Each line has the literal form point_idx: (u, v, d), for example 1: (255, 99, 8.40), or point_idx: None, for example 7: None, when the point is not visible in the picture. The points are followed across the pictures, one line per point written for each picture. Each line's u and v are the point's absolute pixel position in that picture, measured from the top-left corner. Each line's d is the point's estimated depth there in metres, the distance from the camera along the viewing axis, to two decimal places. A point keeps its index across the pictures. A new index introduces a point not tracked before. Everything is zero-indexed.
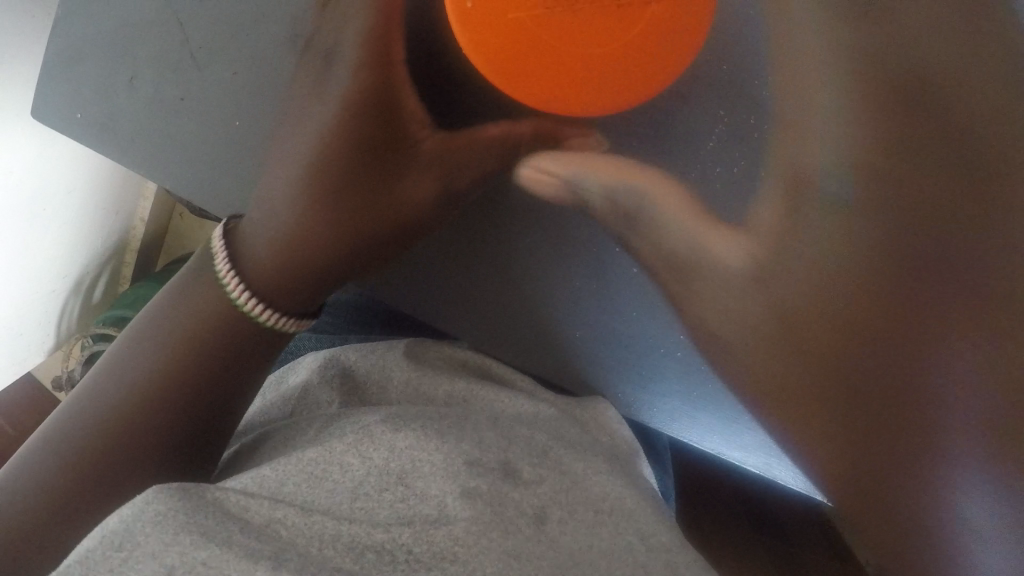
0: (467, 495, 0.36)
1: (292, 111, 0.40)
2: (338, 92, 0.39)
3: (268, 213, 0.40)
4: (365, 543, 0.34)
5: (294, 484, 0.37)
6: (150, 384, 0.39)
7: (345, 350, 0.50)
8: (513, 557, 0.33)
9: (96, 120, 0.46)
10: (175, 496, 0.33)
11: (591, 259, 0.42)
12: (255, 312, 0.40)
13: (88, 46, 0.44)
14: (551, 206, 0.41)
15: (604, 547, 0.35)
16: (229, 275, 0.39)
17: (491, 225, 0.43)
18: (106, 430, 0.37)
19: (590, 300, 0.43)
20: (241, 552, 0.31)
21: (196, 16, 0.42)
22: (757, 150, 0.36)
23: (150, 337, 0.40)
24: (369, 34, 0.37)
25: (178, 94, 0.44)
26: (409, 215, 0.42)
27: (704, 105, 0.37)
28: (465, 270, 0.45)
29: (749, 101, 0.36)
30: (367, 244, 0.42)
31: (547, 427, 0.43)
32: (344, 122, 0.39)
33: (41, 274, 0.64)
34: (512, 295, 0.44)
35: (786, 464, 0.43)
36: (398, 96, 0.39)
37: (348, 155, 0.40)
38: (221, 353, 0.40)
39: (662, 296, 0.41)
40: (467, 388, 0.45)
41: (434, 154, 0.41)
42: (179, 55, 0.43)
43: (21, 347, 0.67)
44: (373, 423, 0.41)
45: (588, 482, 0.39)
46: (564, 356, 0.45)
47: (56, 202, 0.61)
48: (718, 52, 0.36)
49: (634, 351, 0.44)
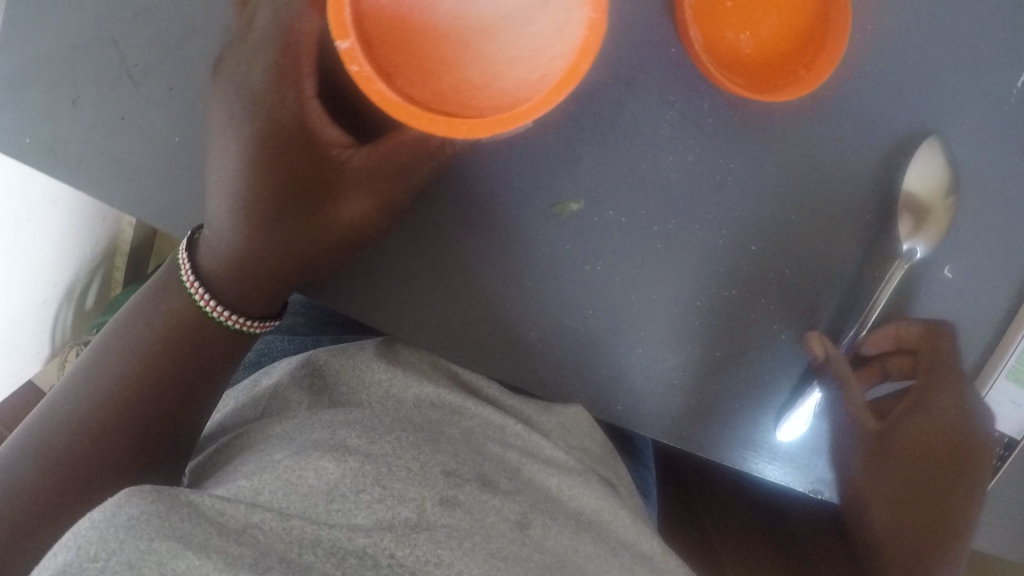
0: (446, 502, 0.37)
1: (220, 137, 0.43)
2: (257, 120, 0.41)
3: (216, 235, 0.44)
4: (347, 547, 0.34)
5: (270, 492, 0.37)
6: (120, 398, 0.44)
7: (319, 351, 0.50)
8: (497, 559, 0.35)
9: (45, 144, 0.48)
10: (147, 498, 0.33)
11: (545, 255, 0.46)
12: (221, 318, 0.45)
13: (33, 71, 0.47)
14: (482, 214, 0.46)
15: (587, 551, 0.38)
16: (195, 287, 0.44)
17: (425, 234, 0.46)
18: (79, 446, 0.43)
19: (547, 297, 0.47)
20: (220, 562, 0.30)
21: (131, 37, 0.47)
22: (699, 138, 0.44)
23: (118, 362, 0.44)
24: (279, 69, 0.40)
25: (120, 113, 0.48)
26: (348, 228, 0.44)
27: (631, 113, 0.44)
28: (410, 283, 0.47)
29: (664, 102, 0.44)
30: (316, 256, 0.44)
31: (518, 442, 0.45)
32: (262, 147, 0.42)
33: (30, 285, 0.65)
34: (471, 304, 0.47)
35: (767, 455, 0.49)
36: (311, 121, 0.41)
37: (274, 179, 0.42)
38: (192, 363, 0.45)
39: (620, 291, 0.47)
40: (437, 393, 0.46)
41: (361, 168, 0.43)
42: (117, 74, 0.47)
43: (17, 357, 0.68)
44: (347, 436, 0.40)
45: (565, 497, 0.42)
46: (528, 358, 0.48)
47: (40, 214, 0.63)
48: (620, 51, 0.43)
49: (588, 341, 0.48)
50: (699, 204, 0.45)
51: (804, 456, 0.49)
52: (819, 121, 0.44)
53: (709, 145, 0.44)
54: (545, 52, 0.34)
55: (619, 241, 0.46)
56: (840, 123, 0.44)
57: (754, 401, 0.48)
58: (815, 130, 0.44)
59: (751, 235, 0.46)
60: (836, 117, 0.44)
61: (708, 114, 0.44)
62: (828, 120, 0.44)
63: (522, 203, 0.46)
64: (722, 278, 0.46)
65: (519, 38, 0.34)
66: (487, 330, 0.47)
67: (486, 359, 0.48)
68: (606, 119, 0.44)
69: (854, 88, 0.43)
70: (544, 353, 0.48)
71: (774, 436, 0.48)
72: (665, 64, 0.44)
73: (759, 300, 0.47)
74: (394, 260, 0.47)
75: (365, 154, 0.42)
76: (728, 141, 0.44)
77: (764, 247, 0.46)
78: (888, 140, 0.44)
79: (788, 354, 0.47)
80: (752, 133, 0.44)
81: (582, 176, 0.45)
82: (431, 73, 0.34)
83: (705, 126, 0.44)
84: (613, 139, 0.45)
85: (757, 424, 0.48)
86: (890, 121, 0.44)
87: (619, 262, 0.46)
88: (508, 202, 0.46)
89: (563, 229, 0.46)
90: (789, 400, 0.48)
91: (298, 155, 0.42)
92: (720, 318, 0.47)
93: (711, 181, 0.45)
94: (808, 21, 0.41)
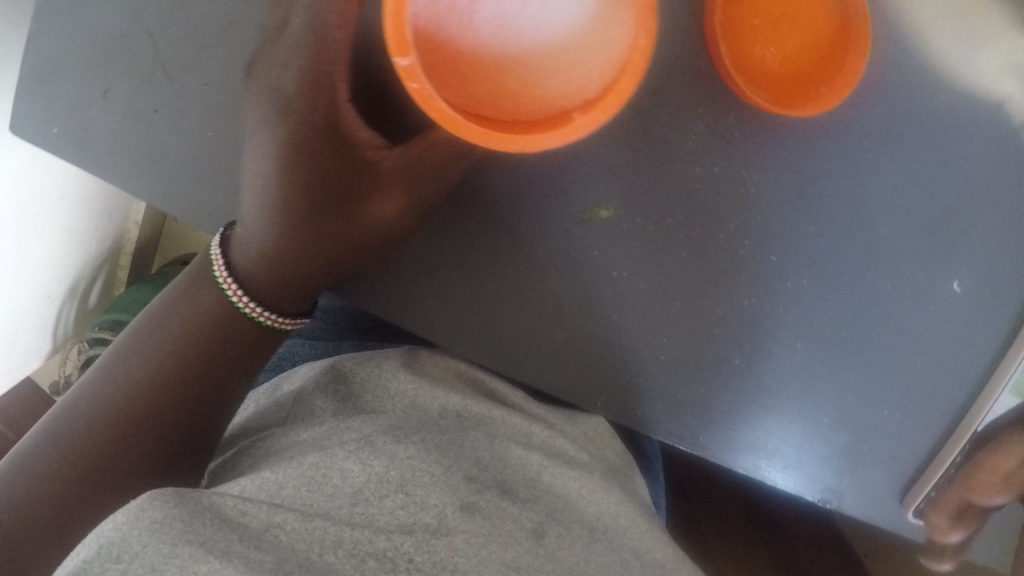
0: (466, 508, 0.38)
1: (254, 142, 0.43)
2: (289, 129, 0.42)
3: (247, 235, 0.44)
4: (368, 550, 0.35)
5: (294, 487, 0.38)
6: (142, 395, 0.44)
7: (342, 357, 0.52)
8: (510, 568, 0.36)
9: (71, 136, 0.49)
10: (169, 502, 0.34)
11: (570, 259, 0.47)
12: (256, 314, 0.45)
13: (67, 61, 0.48)
14: (512, 216, 0.47)
15: (598, 563, 0.39)
16: (227, 282, 0.45)
17: (454, 237, 0.47)
18: (101, 440, 0.43)
19: (569, 299, 0.48)
20: (240, 566, 0.31)
21: (168, 32, 0.47)
22: (730, 149, 0.45)
23: (142, 357, 0.45)
24: (312, 80, 0.40)
25: (154, 106, 0.48)
26: (382, 231, 0.45)
27: (664, 121, 0.44)
28: (440, 282, 0.48)
29: (697, 114, 0.44)
30: (349, 256, 0.45)
31: (545, 448, 0.46)
32: (298, 156, 0.42)
33: (34, 280, 0.68)
34: (497, 306, 0.48)
35: (773, 462, 0.49)
36: (347, 126, 0.41)
37: (309, 187, 0.43)
38: (218, 360, 0.46)
39: (639, 294, 0.47)
40: (462, 403, 0.46)
41: (395, 169, 0.43)
42: (153, 68, 0.47)
43: (18, 351, 0.71)
44: (372, 433, 0.41)
45: (582, 503, 0.43)
46: (551, 361, 0.49)
47: (49, 209, 0.66)
48: (661, 63, 0.43)
49: (607, 345, 0.48)
50: (726, 215, 0.46)
51: (812, 464, 0.49)
52: (853, 135, 0.44)
53: (740, 156, 0.45)
54: (583, 63, 0.38)
55: (646, 253, 0.46)
56: (874, 145, 0.44)
57: (762, 408, 0.48)
58: (851, 144, 0.44)
59: (775, 248, 0.46)
60: (869, 131, 0.44)
61: (739, 127, 0.44)
62: (861, 136, 0.44)
63: (552, 209, 0.46)
64: (752, 293, 0.46)
65: (561, 52, 0.38)
66: (508, 330, 0.48)
67: (507, 358, 0.49)
68: (639, 128, 0.45)
69: (893, 104, 0.43)
70: (567, 352, 0.49)
71: (780, 443, 0.49)
72: (694, 81, 0.44)
73: (783, 312, 0.47)
74: (421, 263, 0.48)
75: (400, 154, 0.43)
76: (759, 154, 0.45)
77: (786, 257, 0.46)
78: (922, 160, 0.44)
79: (806, 366, 0.48)
80: (786, 146, 0.44)
81: (609, 185, 0.46)
82: (470, 82, 0.38)
83: (734, 138, 0.44)
84: (645, 149, 0.45)
85: (763, 429, 0.49)
86: (927, 150, 0.44)
87: (638, 268, 0.47)
88: (540, 208, 0.47)
89: (587, 235, 0.46)
90: (799, 414, 0.48)
91: (336, 161, 0.42)
92: (739, 330, 0.47)
93: (739, 192, 0.45)
94: (826, 31, 0.42)
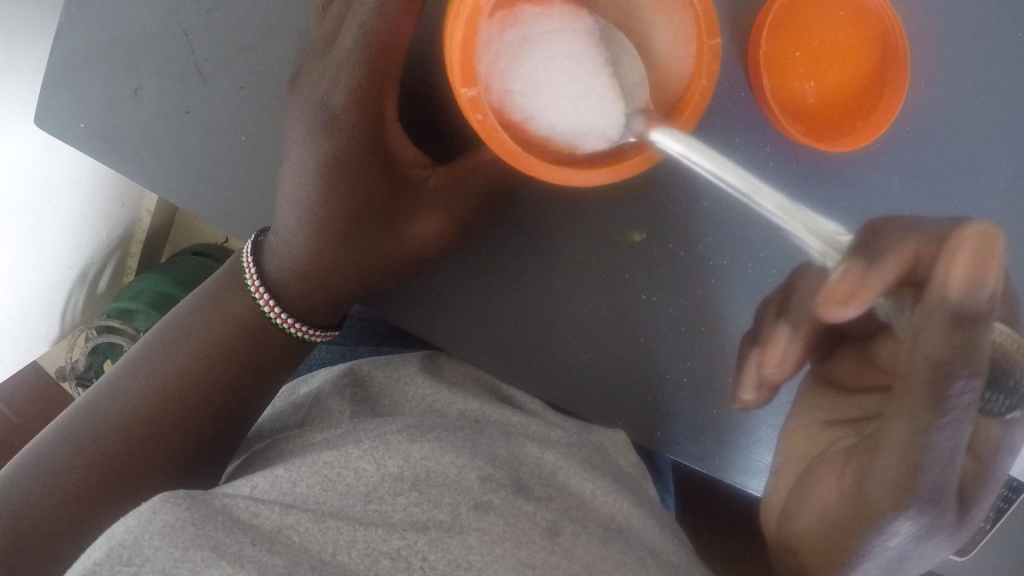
0: (480, 506, 0.36)
1: (286, 156, 0.41)
2: (328, 147, 0.39)
3: (279, 245, 0.43)
4: (382, 549, 0.33)
5: (307, 485, 0.37)
6: (157, 396, 0.42)
7: (361, 361, 0.51)
8: (525, 566, 0.34)
9: (99, 128, 0.46)
10: (182, 505, 0.33)
11: (607, 280, 0.44)
12: (285, 324, 0.44)
13: (96, 52, 0.45)
14: (551, 233, 0.44)
15: (614, 561, 0.36)
16: (260, 291, 0.43)
17: (487, 247, 0.45)
18: (112, 440, 0.41)
19: (604, 319, 0.45)
20: (252, 569, 0.31)
21: (203, 28, 0.44)
22: (793, 176, 0.42)
23: (160, 357, 0.43)
24: (357, 98, 0.38)
25: (184, 105, 0.45)
26: (419, 250, 0.43)
27: (725, 138, 0.42)
28: (473, 299, 0.45)
29: (759, 136, 0.41)
30: (384, 274, 0.43)
31: (564, 446, 0.44)
32: (337, 176, 0.39)
33: (44, 267, 0.66)
34: (529, 324, 0.45)
35: None
36: (393, 143, 0.39)
37: (349, 206, 0.40)
38: (242, 365, 0.44)
39: (683, 317, 0.44)
40: (480, 408, 0.45)
41: (440, 187, 0.41)
42: (186, 65, 0.45)
43: (26, 337, 0.69)
44: (388, 433, 0.40)
45: (596, 502, 0.40)
46: (578, 383, 0.46)
47: (61, 194, 0.64)
48: (728, 86, 0.41)
49: (644, 371, 0.45)
50: (771, 249, 0.42)
51: None
52: (926, 165, 0.41)
53: (805, 177, 0.42)
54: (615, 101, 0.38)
55: (688, 280, 0.43)
56: (925, 190, 0.41)
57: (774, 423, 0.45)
58: (926, 172, 0.41)
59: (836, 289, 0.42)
60: (942, 165, 0.41)
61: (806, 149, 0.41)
62: (936, 165, 0.41)
63: (592, 224, 0.44)
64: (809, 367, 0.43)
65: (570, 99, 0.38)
66: (533, 346, 0.46)
67: (533, 375, 0.46)
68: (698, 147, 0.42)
69: (970, 139, 0.41)
70: (598, 378, 0.46)
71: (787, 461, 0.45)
72: (745, 112, 0.41)
73: None
74: (451, 272, 0.45)
75: (443, 174, 0.41)
76: (822, 181, 0.42)
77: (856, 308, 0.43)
78: (992, 193, 0.41)
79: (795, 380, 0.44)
80: (851, 177, 0.41)
81: (655, 206, 0.43)
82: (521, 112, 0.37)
83: (794, 156, 0.41)
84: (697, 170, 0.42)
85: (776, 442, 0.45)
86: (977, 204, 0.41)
87: (680, 295, 0.44)
88: (578, 222, 0.44)
89: (629, 259, 0.44)
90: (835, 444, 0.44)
91: (379, 181, 0.40)
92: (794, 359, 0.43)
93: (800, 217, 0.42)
94: (865, 58, 0.40)
